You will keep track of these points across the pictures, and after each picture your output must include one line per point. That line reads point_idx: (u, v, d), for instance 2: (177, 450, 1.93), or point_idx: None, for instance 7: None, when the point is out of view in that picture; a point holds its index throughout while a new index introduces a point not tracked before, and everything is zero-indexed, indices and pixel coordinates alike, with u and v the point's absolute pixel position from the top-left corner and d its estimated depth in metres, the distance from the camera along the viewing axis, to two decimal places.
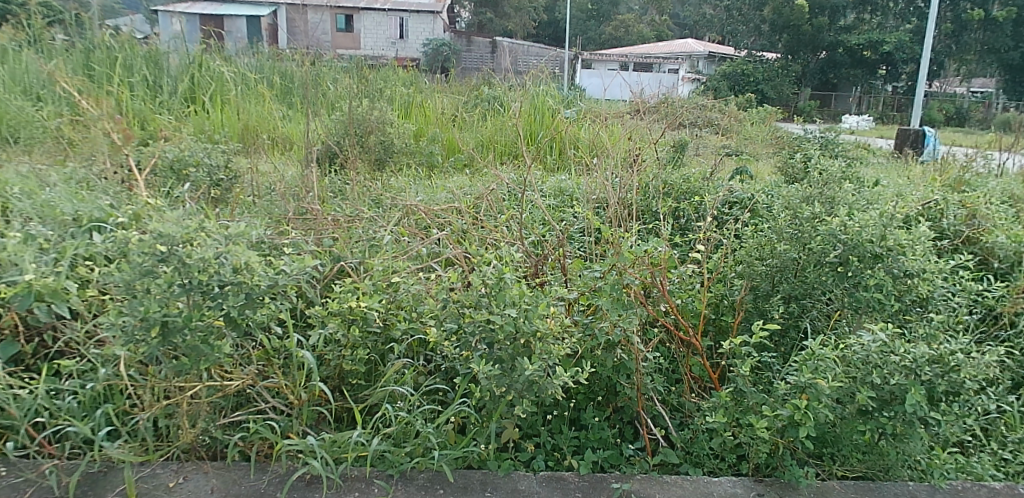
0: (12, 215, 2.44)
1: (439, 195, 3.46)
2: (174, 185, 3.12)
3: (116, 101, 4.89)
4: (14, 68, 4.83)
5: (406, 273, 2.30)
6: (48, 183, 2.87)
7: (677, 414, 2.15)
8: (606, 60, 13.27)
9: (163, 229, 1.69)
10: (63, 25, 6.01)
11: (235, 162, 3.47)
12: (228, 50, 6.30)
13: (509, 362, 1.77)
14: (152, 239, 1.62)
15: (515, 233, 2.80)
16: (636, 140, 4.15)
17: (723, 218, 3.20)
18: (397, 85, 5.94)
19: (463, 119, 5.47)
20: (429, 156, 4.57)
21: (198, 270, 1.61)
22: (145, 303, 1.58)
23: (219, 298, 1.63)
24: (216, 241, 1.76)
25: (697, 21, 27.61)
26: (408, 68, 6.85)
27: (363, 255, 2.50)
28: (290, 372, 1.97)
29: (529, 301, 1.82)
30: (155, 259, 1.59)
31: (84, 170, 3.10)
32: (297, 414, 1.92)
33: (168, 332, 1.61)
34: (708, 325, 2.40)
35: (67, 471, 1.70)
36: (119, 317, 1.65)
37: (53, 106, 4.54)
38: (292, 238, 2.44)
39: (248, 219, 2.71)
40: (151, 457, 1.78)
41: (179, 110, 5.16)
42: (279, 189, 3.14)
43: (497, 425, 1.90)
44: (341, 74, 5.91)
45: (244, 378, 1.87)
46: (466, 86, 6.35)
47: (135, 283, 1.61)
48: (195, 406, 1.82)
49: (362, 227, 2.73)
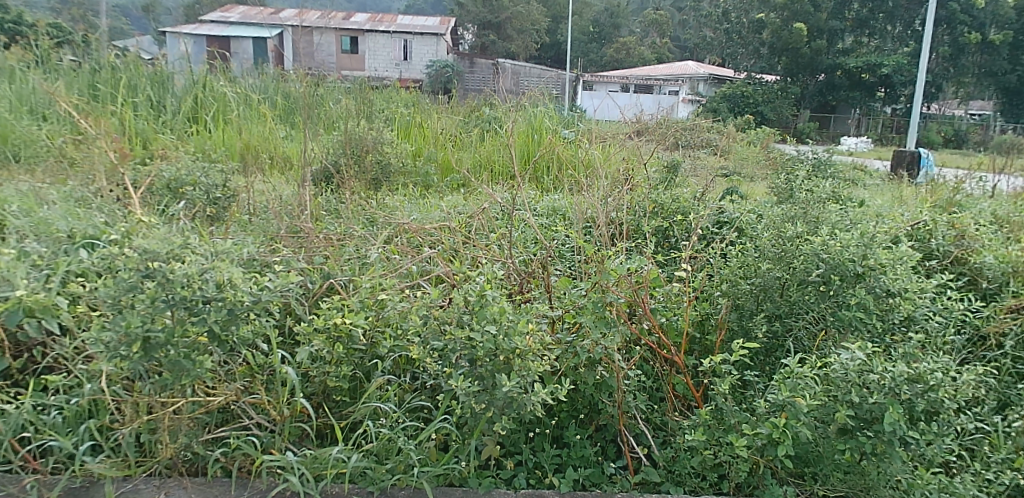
0: (9, 232, 2.49)
1: (432, 214, 3.43)
2: (170, 203, 3.14)
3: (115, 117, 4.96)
4: (21, 89, 4.93)
5: (394, 290, 2.33)
6: (47, 200, 2.92)
7: (660, 433, 2.16)
8: (605, 84, 13.48)
9: (149, 245, 1.74)
10: (70, 46, 6.11)
11: (233, 181, 3.49)
12: (233, 71, 6.39)
13: (489, 379, 1.79)
14: (139, 255, 1.69)
15: (506, 252, 2.83)
16: (629, 160, 4.20)
17: (713, 237, 3.22)
18: (397, 106, 6.01)
19: (462, 139, 5.49)
20: (426, 176, 4.61)
21: (181, 285, 1.64)
22: (128, 317, 1.62)
23: (202, 313, 1.66)
24: (203, 257, 1.81)
25: (697, 45, 27.88)
26: (409, 88, 6.91)
27: (353, 272, 2.51)
28: (274, 387, 1.97)
29: (510, 318, 1.85)
30: (141, 275, 1.65)
31: (83, 189, 3.14)
32: (280, 431, 1.93)
33: (149, 348, 1.65)
34: (693, 344, 2.41)
35: (49, 486, 1.72)
36: (105, 333, 1.69)
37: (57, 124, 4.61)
38: (284, 255, 2.47)
39: (242, 237, 2.73)
40: (133, 472, 1.79)
41: (180, 129, 5.22)
42: (275, 207, 3.11)
43: (477, 442, 1.92)
44: (342, 95, 5.97)
45: (228, 393, 1.88)
46: (466, 106, 6.43)
47: (121, 298, 1.66)
48: (177, 421, 1.83)
49: (354, 244, 2.74)
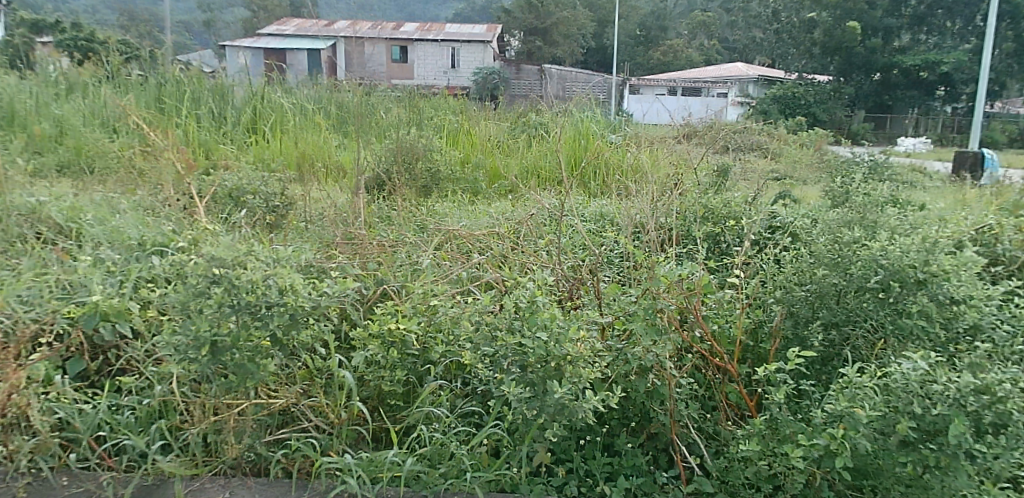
0: (86, 240, 2.62)
1: (481, 221, 3.47)
2: (232, 212, 3.27)
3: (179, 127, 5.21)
4: (95, 104, 5.21)
5: (445, 296, 2.39)
6: (119, 209, 3.09)
7: (713, 442, 2.14)
8: (652, 88, 13.37)
9: (216, 253, 1.84)
10: (138, 61, 6.45)
11: (290, 189, 3.61)
12: (289, 82, 6.62)
13: (540, 385, 1.82)
14: (207, 262, 1.78)
15: (554, 258, 2.85)
16: (677, 165, 4.16)
17: (764, 242, 3.17)
18: (445, 113, 6.11)
19: (510, 145, 5.52)
20: (474, 182, 4.66)
21: (246, 291, 1.73)
22: (197, 322, 1.72)
23: (265, 318, 1.75)
24: (265, 264, 1.90)
25: (747, 46, 27.33)
26: (457, 96, 7.02)
27: (405, 278, 2.58)
28: (332, 391, 2.05)
29: (561, 325, 1.86)
30: (209, 281, 1.74)
31: (152, 198, 3.31)
32: (338, 433, 1.99)
33: (217, 350, 1.75)
34: (746, 352, 2.38)
35: (123, 483, 1.80)
36: (176, 337, 1.80)
37: (127, 136, 4.87)
38: (339, 262, 2.55)
39: (299, 243, 2.84)
40: (200, 471, 1.86)
41: (237, 139, 5.42)
42: (330, 215, 3.21)
43: (528, 449, 1.95)
44: (393, 104, 6.11)
45: (289, 396, 1.97)
46: (513, 112, 6.49)
47: (190, 303, 1.76)
48: (242, 422, 1.92)
49: (405, 251, 2.82)
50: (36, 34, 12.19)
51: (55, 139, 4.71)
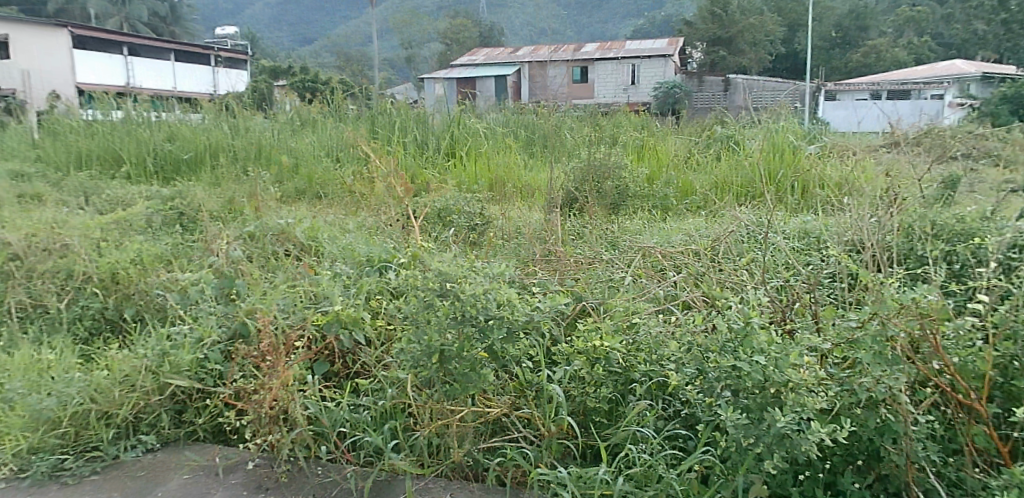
0: (323, 257, 2.79)
1: (674, 237, 3.36)
2: (441, 231, 3.47)
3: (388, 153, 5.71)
4: (323, 135, 5.84)
5: (646, 314, 2.36)
6: (348, 228, 3.48)
7: (958, 491, 1.85)
8: (856, 90, 12.06)
9: (443, 269, 2.02)
10: (353, 95, 7.24)
11: (489, 208, 3.77)
12: (479, 107, 7.01)
13: (757, 412, 1.73)
14: (435, 277, 1.97)
15: (759, 277, 2.68)
16: (897, 177, 3.72)
17: (1015, 264, 2.70)
18: (629, 130, 6.00)
19: (698, 161, 5.21)
20: (664, 199, 4.49)
21: (470, 305, 1.86)
22: (428, 332, 1.90)
23: (485, 330, 1.86)
24: (483, 279, 2.03)
25: (964, 40, 23.85)
26: (638, 112, 6.93)
27: (603, 295, 2.57)
28: (541, 403, 2.10)
29: (779, 349, 1.77)
30: (437, 293, 1.93)
31: (374, 218, 3.67)
32: (547, 446, 2.02)
33: (445, 359, 1.90)
34: (994, 390, 1.95)
35: (362, 477, 1.95)
36: (408, 344, 1.98)
37: (343, 159, 5.43)
38: (540, 278, 2.62)
39: (501, 260, 2.96)
40: (425, 471, 1.98)
41: (433, 164, 5.78)
42: (527, 232, 3.30)
43: (744, 480, 1.79)
44: (577, 123, 6.20)
45: (502, 406, 2.04)
46: (697, 126, 6.25)
47: (420, 313, 1.95)
48: (462, 429, 2.01)
49: (603, 268, 2.82)
50: (273, 78, 14.26)
51: (284, 155, 5.35)
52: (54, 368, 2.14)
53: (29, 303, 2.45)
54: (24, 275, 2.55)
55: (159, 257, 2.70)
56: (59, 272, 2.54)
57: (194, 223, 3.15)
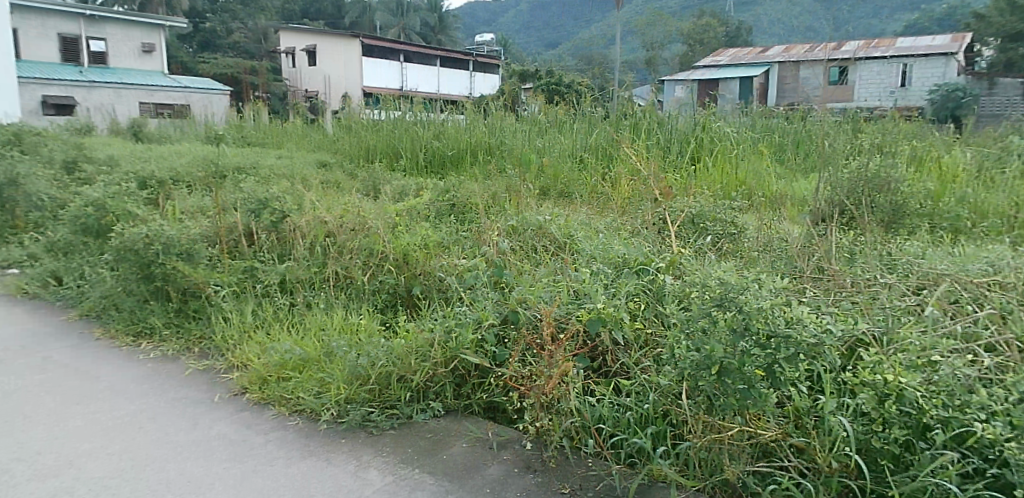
0: (582, 256, 2.84)
1: (971, 264, 2.87)
2: (695, 238, 3.24)
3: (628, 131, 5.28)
4: (564, 130, 5.64)
5: (949, 355, 1.94)
6: (602, 221, 3.53)
7: None
8: None
9: (726, 280, 2.02)
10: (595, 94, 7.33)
11: (745, 218, 3.51)
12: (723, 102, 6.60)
13: None
14: (717, 287, 1.98)
15: None
16: None
17: None
18: (904, 138, 5.11)
19: (996, 178, 4.31)
20: (956, 217, 3.59)
21: (756, 317, 1.81)
22: (710, 343, 1.83)
23: (773, 350, 1.76)
24: (766, 296, 1.94)
25: None
26: (911, 119, 5.99)
27: (884, 323, 2.13)
28: (823, 435, 1.82)
29: None
30: (716, 304, 1.92)
31: (625, 216, 3.66)
32: (826, 483, 1.76)
33: (724, 373, 1.80)
34: None
35: (627, 478, 1.93)
36: (686, 352, 1.95)
37: (588, 149, 5.22)
38: (808, 295, 2.37)
39: (763, 268, 2.74)
40: (689, 484, 1.88)
41: (679, 142, 5.15)
42: (793, 241, 2.99)
43: None
44: (835, 119, 5.49)
45: (775, 430, 1.83)
46: (991, 137, 5.22)
47: (698, 323, 1.94)
48: (730, 447, 1.87)
49: (884, 287, 2.48)
50: (522, 81, 15.23)
51: (530, 148, 5.38)
52: (364, 331, 2.50)
53: (343, 274, 2.89)
54: (338, 249, 3.00)
55: (439, 243, 3.01)
56: (362, 249, 2.95)
57: (467, 214, 3.46)
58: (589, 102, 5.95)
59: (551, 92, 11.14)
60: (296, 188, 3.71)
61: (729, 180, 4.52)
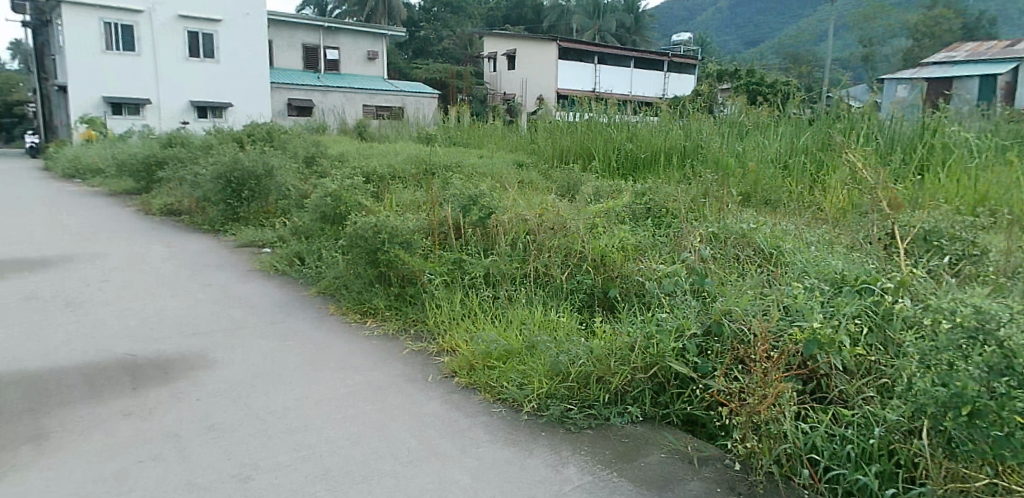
0: (793, 267, 2.64)
1: None
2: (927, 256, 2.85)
3: (844, 136, 4.89)
4: (765, 133, 5.37)
5: None
6: (814, 233, 3.26)
7: None
8: None
9: (981, 307, 1.76)
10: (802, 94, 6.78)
11: (993, 239, 3.02)
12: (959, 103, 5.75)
13: None
14: (970, 315, 1.73)
15: None
16: None
17: None
18: None
19: None
20: None
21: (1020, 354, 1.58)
22: (962, 377, 1.60)
23: None
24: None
25: None
26: None
27: None
28: None
29: None
30: (967, 334, 1.70)
31: (841, 230, 3.35)
32: None
33: (976, 416, 1.57)
34: None
35: None
36: (935, 386, 1.68)
37: (793, 155, 4.90)
38: None
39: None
40: None
41: (903, 149, 4.65)
42: None
43: None
44: None
45: None
46: None
47: (943, 353, 1.73)
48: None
49: None
50: (721, 82, 14.62)
51: (727, 151, 5.16)
52: (563, 329, 2.61)
53: (542, 271, 3.03)
54: (538, 247, 3.14)
55: (637, 247, 3.01)
56: (562, 248, 3.05)
57: (665, 219, 3.43)
58: (795, 103, 5.54)
59: (749, 95, 10.53)
60: (500, 186, 3.93)
61: (968, 193, 3.95)
